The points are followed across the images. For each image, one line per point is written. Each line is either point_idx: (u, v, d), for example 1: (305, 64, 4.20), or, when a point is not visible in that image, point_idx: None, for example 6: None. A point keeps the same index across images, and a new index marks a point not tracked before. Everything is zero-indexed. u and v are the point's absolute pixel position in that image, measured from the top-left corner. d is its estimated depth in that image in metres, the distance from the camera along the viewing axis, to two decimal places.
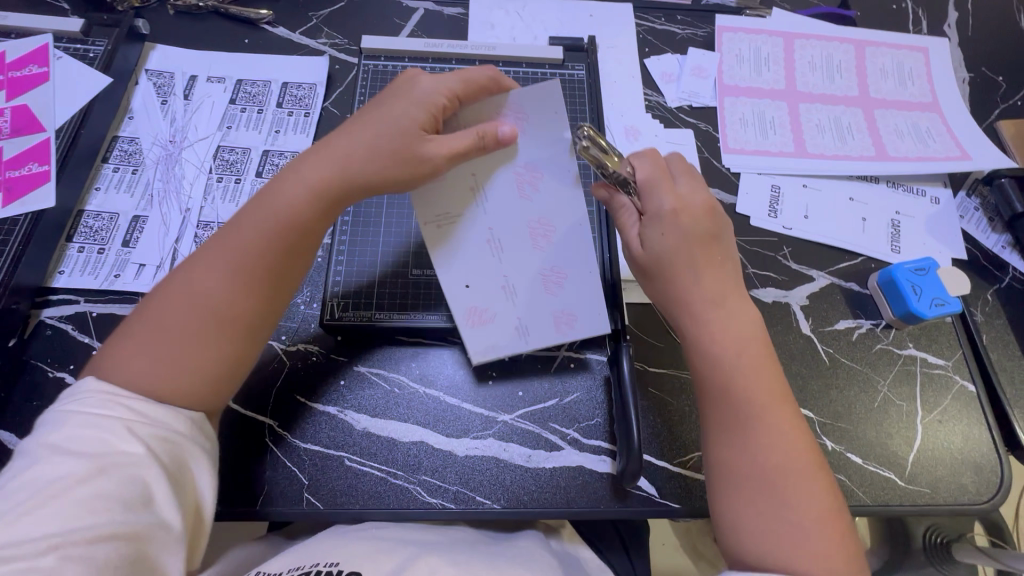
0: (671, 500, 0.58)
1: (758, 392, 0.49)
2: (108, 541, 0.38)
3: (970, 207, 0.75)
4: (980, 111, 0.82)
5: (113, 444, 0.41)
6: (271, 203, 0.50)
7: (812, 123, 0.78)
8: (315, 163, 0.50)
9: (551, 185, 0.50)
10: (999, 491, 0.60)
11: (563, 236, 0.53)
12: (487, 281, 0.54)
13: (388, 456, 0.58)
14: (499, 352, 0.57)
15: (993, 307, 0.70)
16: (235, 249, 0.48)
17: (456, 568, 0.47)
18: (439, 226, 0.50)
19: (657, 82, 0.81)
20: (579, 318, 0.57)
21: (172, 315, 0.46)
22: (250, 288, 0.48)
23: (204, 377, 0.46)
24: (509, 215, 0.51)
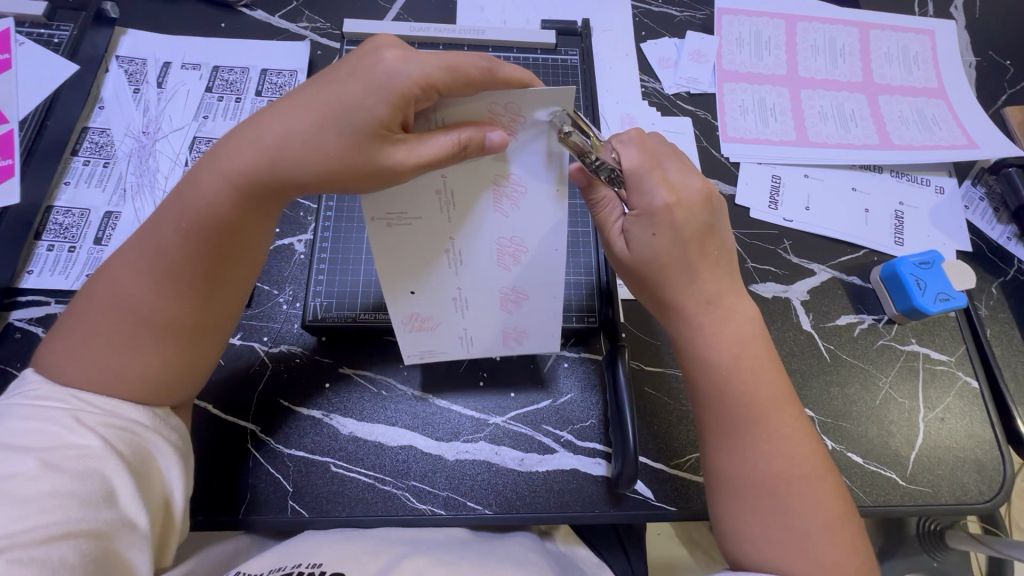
0: (668, 502, 0.56)
1: (754, 396, 0.48)
2: (64, 541, 0.36)
3: (975, 197, 0.73)
4: (986, 96, 0.79)
5: (66, 437, 0.39)
6: (196, 201, 0.43)
7: (814, 110, 0.75)
8: (237, 149, 0.42)
9: (542, 202, 0.44)
10: (1002, 489, 0.59)
11: (532, 261, 0.48)
12: (437, 290, 0.48)
13: (376, 462, 0.56)
14: (438, 355, 0.54)
15: (997, 300, 0.68)
16: (161, 247, 0.43)
17: (444, 569, 0.45)
18: (390, 224, 0.43)
19: (654, 68, 0.78)
20: (530, 334, 0.54)
21: (109, 315, 0.43)
22: (189, 286, 0.44)
23: (156, 375, 0.44)
24: (477, 228, 0.45)
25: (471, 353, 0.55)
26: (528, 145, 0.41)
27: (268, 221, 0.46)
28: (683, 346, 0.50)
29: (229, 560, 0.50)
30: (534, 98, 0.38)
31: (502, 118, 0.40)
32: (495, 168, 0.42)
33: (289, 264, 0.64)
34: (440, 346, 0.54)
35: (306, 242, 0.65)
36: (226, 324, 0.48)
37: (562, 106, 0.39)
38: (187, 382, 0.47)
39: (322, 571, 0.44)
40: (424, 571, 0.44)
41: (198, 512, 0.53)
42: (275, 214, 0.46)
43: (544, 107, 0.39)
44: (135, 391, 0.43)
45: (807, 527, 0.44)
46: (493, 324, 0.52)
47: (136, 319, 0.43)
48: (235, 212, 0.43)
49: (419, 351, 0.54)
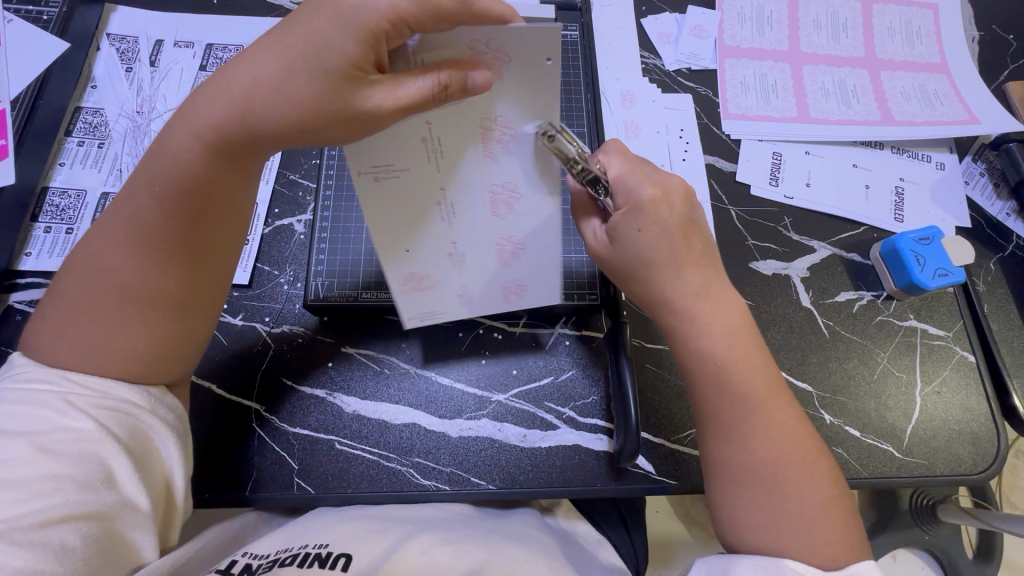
0: (669, 476, 0.57)
1: (749, 384, 0.48)
2: (65, 524, 0.37)
3: (975, 172, 0.73)
4: (989, 72, 0.78)
5: (59, 420, 0.39)
6: (170, 162, 0.42)
7: (816, 86, 0.75)
8: (206, 102, 0.40)
9: (532, 143, 0.42)
10: (995, 461, 0.60)
11: (526, 205, 0.46)
12: (432, 246, 0.47)
13: (380, 439, 0.56)
14: (437, 317, 0.54)
15: (995, 276, 0.69)
16: (136, 216, 0.43)
17: (447, 548, 0.46)
18: (378, 178, 0.41)
19: (654, 44, 0.77)
20: (529, 288, 0.53)
21: (90, 292, 0.43)
22: (171, 258, 0.44)
23: (145, 350, 0.44)
24: (467, 177, 0.43)
25: (472, 313, 0.54)
26: (515, 86, 0.38)
27: (246, 181, 0.45)
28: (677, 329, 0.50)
29: (238, 537, 0.52)
30: (520, 37, 0.36)
31: (485, 55, 0.37)
32: (480, 110, 0.39)
33: (290, 244, 0.64)
34: (437, 306, 0.53)
35: (305, 222, 0.65)
36: (217, 292, 0.48)
37: (559, 48, 0.36)
38: (180, 357, 0.47)
39: (328, 551, 0.45)
40: (429, 551, 0.46)
41: (205, 490, 0.53)
42: (250, 173, 0.45)
43: (537, 49, 0.36)
44: (126, 368, 0.43)
45: (802, 511, 0.45)
46: (488, 276, 0.51)
47: (119, 293, 0.43)
48: (208, 172, 0.42)
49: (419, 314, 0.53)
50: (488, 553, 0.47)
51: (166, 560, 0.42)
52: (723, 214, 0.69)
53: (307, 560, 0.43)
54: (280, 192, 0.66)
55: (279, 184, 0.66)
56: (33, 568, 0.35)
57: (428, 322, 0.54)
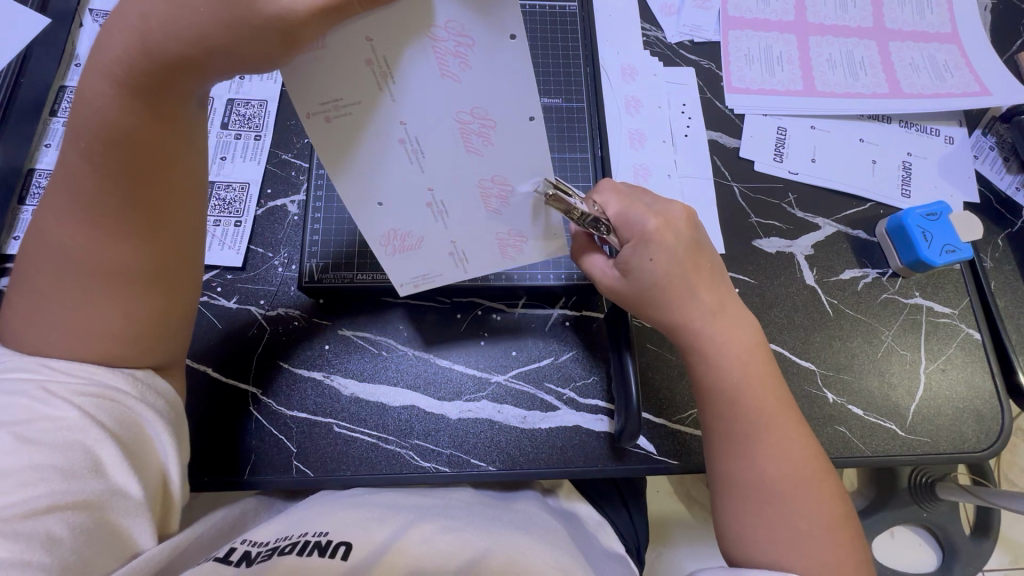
0: (670, 456, 0.57)
1: (762, 404, 0.48)
2: (53, 514, 0.35)
3: (984, 146, 0.71)
4: (1001, 41, 0.76)
5: (39, 409, 0.37)
6: (86, 109, 0.37)
7: (823, 58, 0.72)
8: (111, 38, 0.35)
9: (496, 53, 0.36)
10: (999, 438, 0.59)
11: (504, 136, 0.40)
12: (404, 198, 0.42)
13: (379, 422, 0.56)
14: (433, 281, 0.50)
15: (1002, 253, 0.67)
16: (75, 181, 0.39)
17: (448, 536, 0.46)
18: (329, 119, 0.37)
19: (656, 15, 0.74)
20: (530, 239, 0.48)
21: (49, 273, 0.40)
22: (124, 225, 0.40)
23: (122, 330, 0.41)
24: (426, 102, 0.37)
25: (469, 272, 0.50)
26: None
27: (185, 132, 0.40)
28: (692, 340, 0.50)
29: (236, 523, 0.52)
30: None
31: None
32: (418, 13, 0.34)
33: (283, 225, 0.62)
34: (431, 266, 0.49)
35: (299, 203, 0.63)
36: (189, 259, 0.45)
37: None
38: (163, 332, 0.44)
39: (328, 540, 0.45)
40: (431, 540, 0.45)
41: (204, 474, 0.53)
42: (189, 120, 0.40)
43: None
44: (106, 349, 0.41)
45: (810, 527, 0.45)
46: (484, 228, 0.46)
47: (74, 269, 0.40)
48: (129, 117, 0.37)
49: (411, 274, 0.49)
50: (489, 539, 0.47)
51: (162, 547, 0.41)
52: (726, 190, 0.67)
53: (307, 549, 0.43)
54: (272, 172, 0.64)
55: (270, 163, 0.64)
56: (21, 559, 0.33)
57: (425, 286, 0.51)
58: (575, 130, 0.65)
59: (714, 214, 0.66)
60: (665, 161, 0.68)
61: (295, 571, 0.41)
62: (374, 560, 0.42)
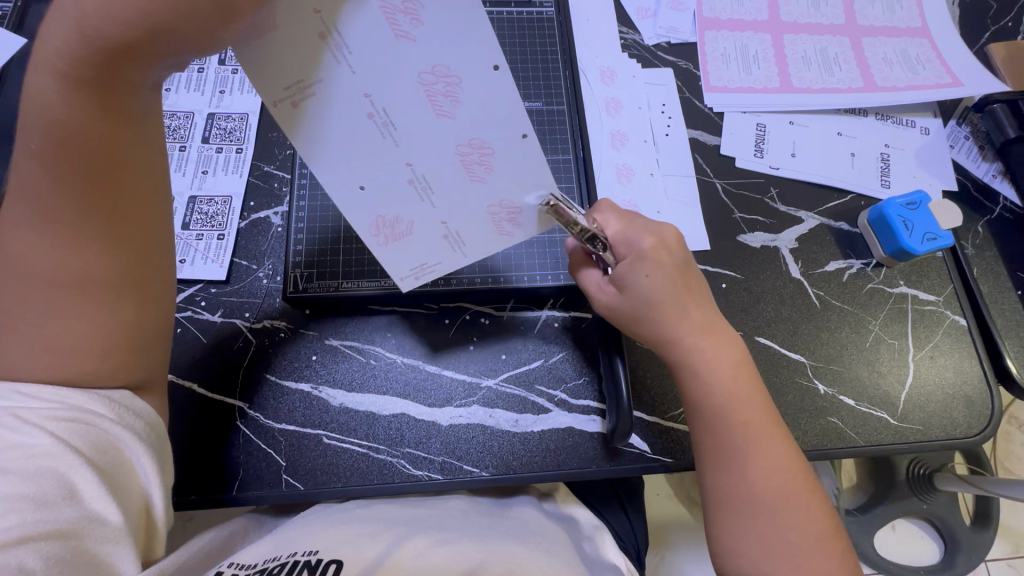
0: (665, 454, 0.57)
1: (750, 415, 0.48)
2: (25, 545, 0.33)
3: (960, 135, 0.72)
4: (970, 34, 0.78)
5: (11, 438, 0.36)
6: (33, 108, 0.37)
7: (798, 55, 0.73)
8: (54, 33, 0.35)
9: (442, 4, 0.35)
10: (990, 423, 0.60)
11: (472, 95, 0.39)
12: (384, 177, 0.42)
13: (369, 431, 0.55)
14: (433, 270, 0.49)
15: (983, 239, 0.68)
16: (31, 188, 0.38)
17: (442, 548, 0.45)
18: (296, 103, 0.37)
19: (632, 19, 0.75)
20: (523, 208, 0.46)
21: (13, 288, 0.39)
22: (88, 229, 0.39)
23: (96, 343, 0.40)
24: (384, 67, 0.37)
25: (468, 256, 0.49)
26: None
27: (138, 130, 0.40)
28: (679, 351, 0.50)
29: (226, 545, 0.51)
30: None
31: None
32: None
33: (267, 237, 0.62)
34: (428, 253, 0.48)
35: (282, 214, 0.63)
36: (151, 262, 0.44)
37: None
38: (138, 341, 0.43)
39: (318, 558, 0.43)
40: (424, 553, 0.45)
41: (190, 492, 0.52)
42: (140, 116, 0.40)
43: None
44: (81, 365, 0.40)
45: (801, 540, 0.45)
46: (473, 203, 0.45)
47: (41, 280, 0.39)
48: (79, 111, 0.37)
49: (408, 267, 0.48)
50: (484, 550, 0.46)
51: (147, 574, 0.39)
52: (708, 187, 0.68)
53: (295, 569, 0.42)
54: (255, 185, 0.64)
55: (253, 176, 0.64)
56: None
57: (427, 277, 0.49)
58: (557, 134, 0.66)
59: (698, 211, 0.66)
60: (648, 160, 0.68)
61: None
62: (367, 574, 0.41)
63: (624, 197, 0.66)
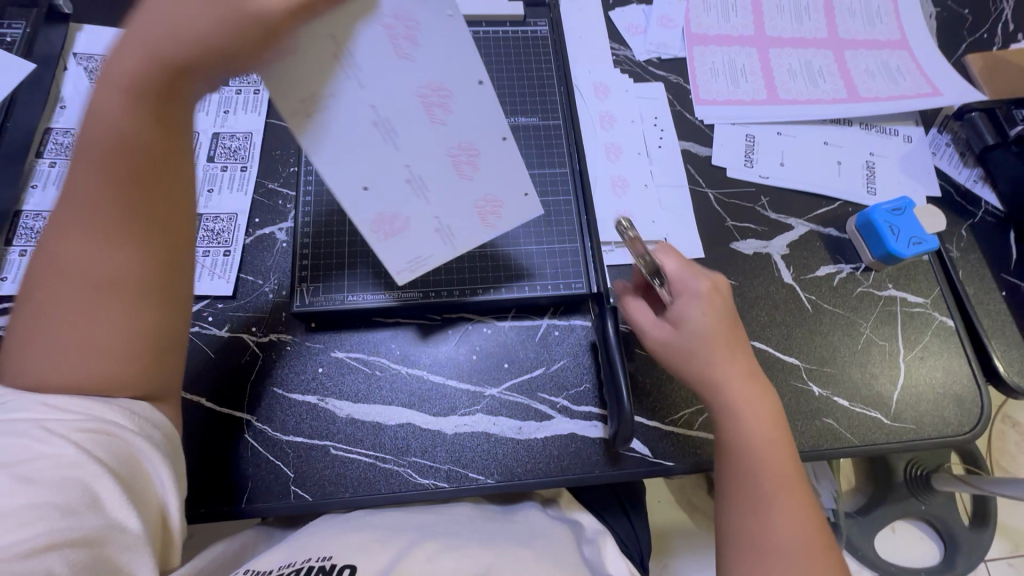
0: (665, 458, 0.58)
1: (769, 451, 0.49)
2: (53, 552, 0.34)
3: (941, 143, 0.75)
4: (948, 46, 0.81)
5: (38, 448, 0.36)
6: (93, 121, 0.39)
7: (783, 68, 0.76)
8: (120, 56, 0.38)
9: (438, 31, 0.41)
10: (980, 421, 0.61)
11: (461, 103, 0.44)
12: (387, 176, 0.44)
13: (375, 442, 0.56)
14: (428, 264, 0.51)
15: (967, 242, 0.70)
16: (77, 195, 0.39)
17: (449, 554, 0.46)
18: (310, 111, 0.39)
19: (623, 36, 0.77)
20: (505, 205, 0.51)
21: (47, 295, 0.39)
22: (125, 235, 0.40)
23: (121, 349, 0.40)
24: (393, 79, 0.40)
25: (456, 249, 0.51)
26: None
27: (182, 145, 0.42)
28: (711, 393, 0.52)
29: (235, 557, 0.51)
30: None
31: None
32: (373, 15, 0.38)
33: (272, 252, 0.63)
34: (421, 249, 0.49)
35: (287, 230, 0.64)
36: (184, 273, 0.44)
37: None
38: (167, 348, 0.43)
39: (332, 564, 0.45)
40: (433, 559, 0.45)
41: (199, 505, 0.53)
42: (187, 133, 0.42)
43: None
44: (107, 371, 0.40)
45: None
46: (462, 201, 0.48)
47: (75, 285, 0.39)
48: (135, 123, 0.39)
49: (402, 262, 0.49)
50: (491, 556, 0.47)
51: None
52: (701, 196, 0.70)
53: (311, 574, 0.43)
54: (260, 202, 0.65)
55: (257, 193, 0.66)
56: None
57: (421, 271, 0.51)
58: (554, 148, 0.68)
59: (692, 220, 0.68)
60: (642, 171, 0.70)
61: None
62: None
63: (619, 209, 0.68)
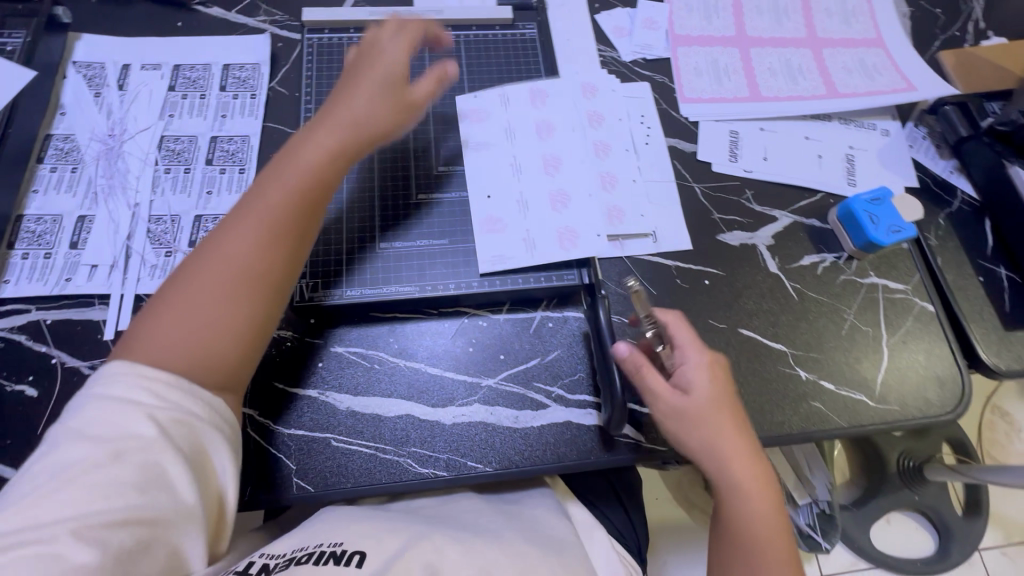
0: (659, 443, 0.59)
1: (760, 529, 0.52)
2: (124, 527, 0.39)
3: (917, 136, 0.78)
4: (921, 43, 0.84)
5: (134, 428, 0.41)
6: (292, 155, 0.53)
7: (764, 67, 0.79)
8: (328, 122, 0.55)
9: (567, 133, 0.71)
10: (962, 400, 0.63)
11: (570, 168, 0.69)
12: (503, 193, 0.68)
13: (375, 433, 0.57)
14: (507, 264, 0.64)
15: (945, 231, 0.73)
16: (259, 206, 0.51)
17: (446, 544, 0.48)
18: (475, 155, 0.69)
19: (609, 37, 0.80)
20: (580, 236, 0.66)
21: (202, 276, 0.48)
22: (275, 246, 0.50)
23: (238, 336, 0.48)
24: (529, 150, 0.70)
25: (534, 259, 0.64)
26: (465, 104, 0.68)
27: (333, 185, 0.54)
28: (712, 465, 0.53)
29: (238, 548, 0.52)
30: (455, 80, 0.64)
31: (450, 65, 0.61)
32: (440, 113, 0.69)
33: None
34: (505, 250, 0.65)
35: None
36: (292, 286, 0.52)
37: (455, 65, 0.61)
38: (262, 342, 0.50)
39: (343, 549, 0.46)
40: (431, 548, 0.47)
41: None
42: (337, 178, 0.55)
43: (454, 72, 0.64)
44: (220, 350, 0.47)
45: None
46: (552, 226, 0.66)
47: (226, 274, 0.48)
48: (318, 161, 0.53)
49: (491, 257, 0.64)
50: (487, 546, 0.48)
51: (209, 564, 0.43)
52: (687, 191, 0.72)
53: (322, 559, 0.45)
54: None
55: None
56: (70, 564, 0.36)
57: (499, 269, 0.64)
58: (544, 146, 0.70)
59: (680, 214, 0.71)
60: (630, 167, 0.72)
61: None
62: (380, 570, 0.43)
63: (610, 203, 0.69)
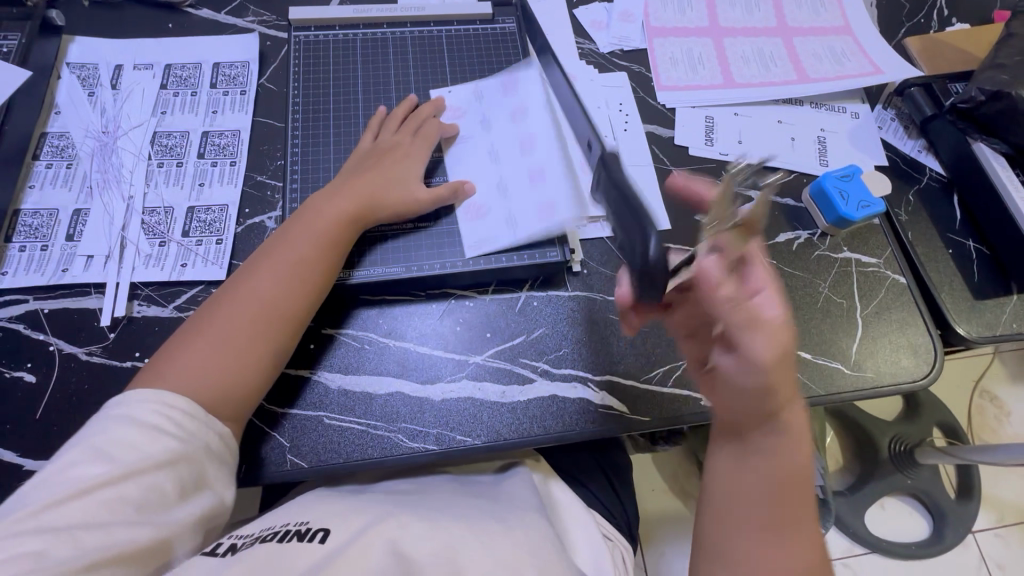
0: (643, 413, 0.61)
1: (776, 476, 0.47)
2: (123, 538, 0.44)
3: (886, 118, 0.81)
4: (888, 31, 0.87)
5: (144, 453, 0.47)
6: (316, 210, 0.62)
7: (737, 55, 0.82)
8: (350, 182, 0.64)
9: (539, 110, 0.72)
10: (935, 365, 0.66)
11: (545, 142, 0.69)
12: (485, 179, 0.69)
13: (366, 410, 0.59)
14: (490, 246, 0.65)
15: (915, 207, 0.76)
16: (285, 255, 0.58)
17: (422, 523, 0.49)
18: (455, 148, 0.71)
19: (587, 30, 0.83)
20: (558, 208, 0.65)
21: (233, 314, 0.55)
22: (297, 291, 0.57)
23: (256, 368, 0.55)
24: (504, 134, 0.71)
25: (517, 237, 0.65)
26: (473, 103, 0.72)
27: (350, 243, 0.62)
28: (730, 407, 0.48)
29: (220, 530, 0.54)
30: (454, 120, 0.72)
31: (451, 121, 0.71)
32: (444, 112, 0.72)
33: (262, 238, 0.66)
34: (491, 233, 0.65)
35: (276, 218, 0.67)
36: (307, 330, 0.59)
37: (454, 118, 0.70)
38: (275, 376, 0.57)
39: (308, 528, 0.49)
40: (407, 526, 0.48)
41: None
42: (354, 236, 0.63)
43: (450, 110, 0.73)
44: (238, 379, 0.53)
45: None
46: (531, 200, 0.66)
47: (253, 314, 0.55)
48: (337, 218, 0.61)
49: (475, 242, 0.65)
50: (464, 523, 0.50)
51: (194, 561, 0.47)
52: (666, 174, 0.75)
53: (287, 536, 0.47)
54: (249, 194, 0.68)
55: (246, 186, 0.69)
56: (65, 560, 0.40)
57: (484, 252, 0.65)
58: None
59: (658, 197, 0.73)
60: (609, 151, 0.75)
61: (275, 553, 0.44)
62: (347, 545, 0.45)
63: None
